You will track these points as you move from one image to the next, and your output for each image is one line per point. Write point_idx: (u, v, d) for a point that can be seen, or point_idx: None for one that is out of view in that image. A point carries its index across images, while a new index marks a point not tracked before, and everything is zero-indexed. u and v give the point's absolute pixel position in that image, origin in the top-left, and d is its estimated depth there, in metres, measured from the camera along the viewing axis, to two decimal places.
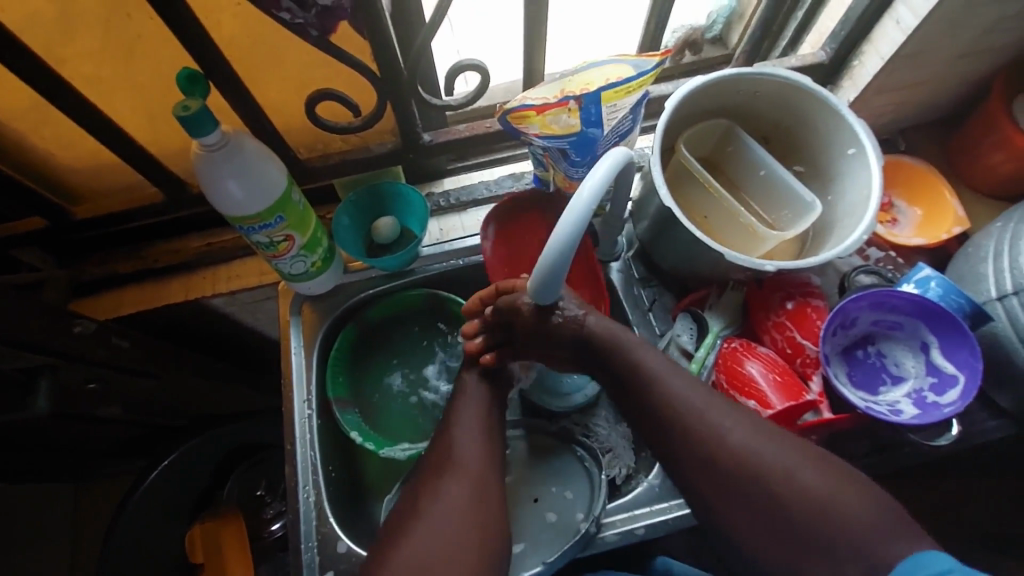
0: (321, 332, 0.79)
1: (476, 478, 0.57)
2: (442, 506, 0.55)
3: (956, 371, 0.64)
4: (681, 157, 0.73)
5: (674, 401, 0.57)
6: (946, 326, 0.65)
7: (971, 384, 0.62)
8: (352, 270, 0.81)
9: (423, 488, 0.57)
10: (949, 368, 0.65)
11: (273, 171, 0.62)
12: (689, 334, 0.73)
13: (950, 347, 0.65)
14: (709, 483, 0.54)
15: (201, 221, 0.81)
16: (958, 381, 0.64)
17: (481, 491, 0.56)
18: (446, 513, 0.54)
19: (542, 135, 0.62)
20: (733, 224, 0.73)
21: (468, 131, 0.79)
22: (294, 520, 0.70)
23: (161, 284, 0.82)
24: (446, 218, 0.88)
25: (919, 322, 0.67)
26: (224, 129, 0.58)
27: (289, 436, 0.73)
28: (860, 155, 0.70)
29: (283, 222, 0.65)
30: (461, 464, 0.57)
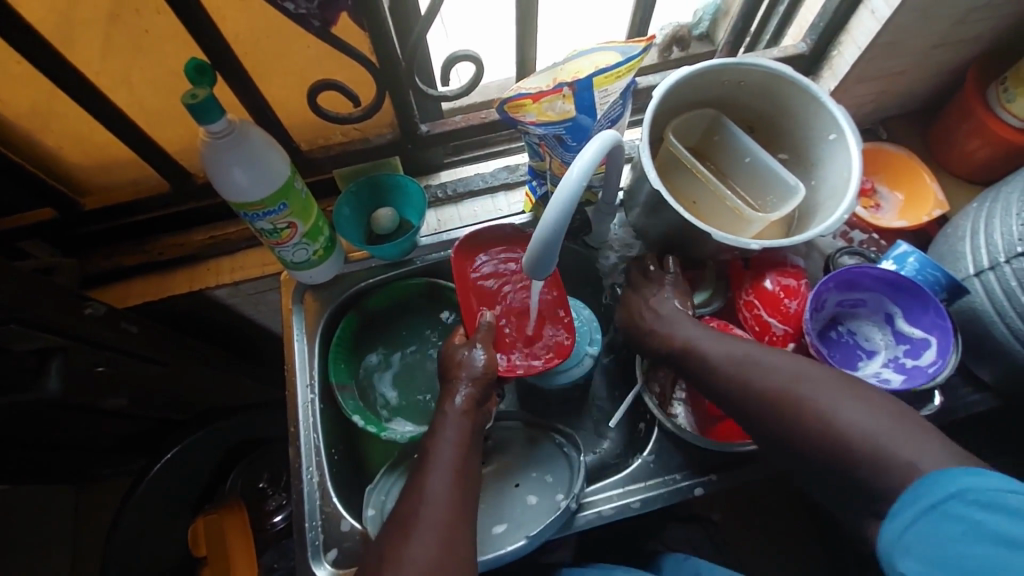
0: (323, 319, 0.81)
1: (453, 508, 0.56)
2: (423, 532, 0.54)
3: (926, 334, 0.67)
4: (669, 144, 0.76)
5: (743, 370, 0.62)
6: (908, 296, 0.67)
7: (944, 342, 0.65)
8: (352, 260, 0.84)
9: (396, 530, 0.55)
10: (918, 333, 0.67)
11: (277, 159, 0.64)
12: None
13: (914, 314, 0.67)
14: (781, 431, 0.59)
15: (206, 213, 0.83)
16: (930, 343, 0.66)
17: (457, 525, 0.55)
18: (424, 545, 0.53)
19: (539, 123, 0.65)
20: (720, 208, 0.75)
21: (464, 123, 0.81)
22: (298, 501, 0.71)
23: (170, 275, 0.84)
24: (443, 209, 0.90)
25: (881, 295, 0.69)
26: (230, 118, 0.60)
27: (292, 419, 0.75)
28: (841, 139, 0.73)
29: (286, 210, 0.67)
30: (437, 509, 0.55)
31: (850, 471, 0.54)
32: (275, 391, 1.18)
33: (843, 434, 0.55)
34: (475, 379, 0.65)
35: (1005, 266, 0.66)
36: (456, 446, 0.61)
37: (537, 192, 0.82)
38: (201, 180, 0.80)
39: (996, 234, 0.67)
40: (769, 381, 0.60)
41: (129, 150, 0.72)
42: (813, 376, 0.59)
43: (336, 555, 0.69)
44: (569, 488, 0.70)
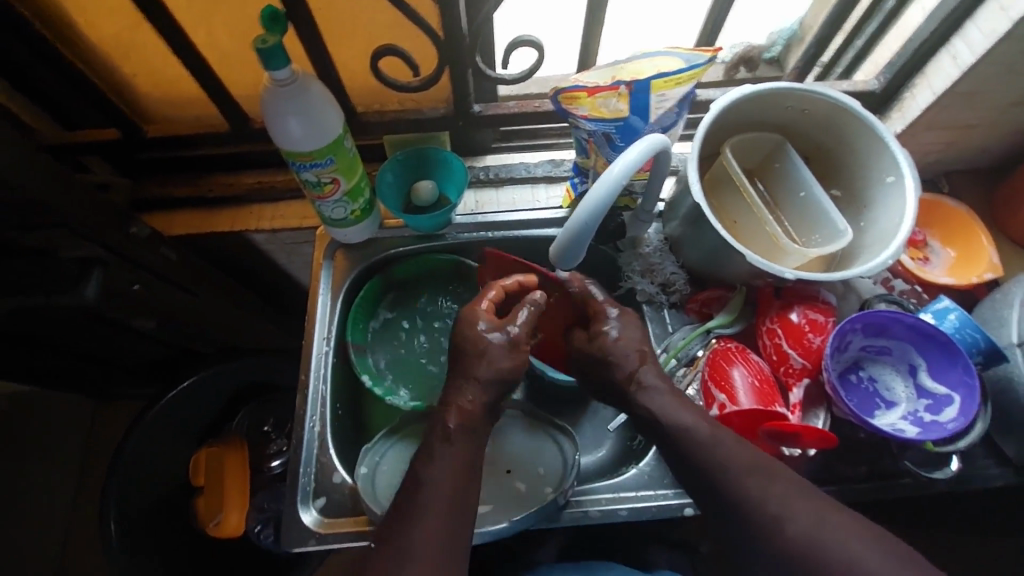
0: (350, 277, 0.84)
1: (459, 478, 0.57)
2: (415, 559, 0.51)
3: (950, 391, 0.63)
4: (723, 159, 0.75)
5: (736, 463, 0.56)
6: (937, 348, 0.64)
7: (968, 402, 0.61)
8: (388, 227, 0.86)
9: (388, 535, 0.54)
10: (941, 389, 0.64)
11: (332, 115, 0.67)
12: (682, 333, 0.77)
13: (938, 368, 0.64)
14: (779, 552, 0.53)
15: (258, 160, 0.87)
16: (953, 400, 0.62)
17: (458, 519, 0.55)
18: (433, 528, 0.53)
19: (590, 118, 0.64)
20: (759, 234, 0.74)
21: (517, 108, 0.82)
22: (296, 445, 0.72)
23: (215, 211, 0.88)
24: (483, 191, 0.92)
25: (908, 345, 0.66)
26: (295, 68, 0.62)
27: (305, 368, 0.77)
28: (898, 184, 0.71)
29: (332, 165, 0.70)
30: (438, 495, 0.55)
31: None
32: (291, 342, 1.22)
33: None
34: (474, 379, 0.62)
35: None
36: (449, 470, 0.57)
37: (578, 188, 0.83)
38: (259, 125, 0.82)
39: None
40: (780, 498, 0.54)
41: (199, 87, 0.75)
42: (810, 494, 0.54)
43: (323, 504, 0.70)
44: (559, 484, 0.70)
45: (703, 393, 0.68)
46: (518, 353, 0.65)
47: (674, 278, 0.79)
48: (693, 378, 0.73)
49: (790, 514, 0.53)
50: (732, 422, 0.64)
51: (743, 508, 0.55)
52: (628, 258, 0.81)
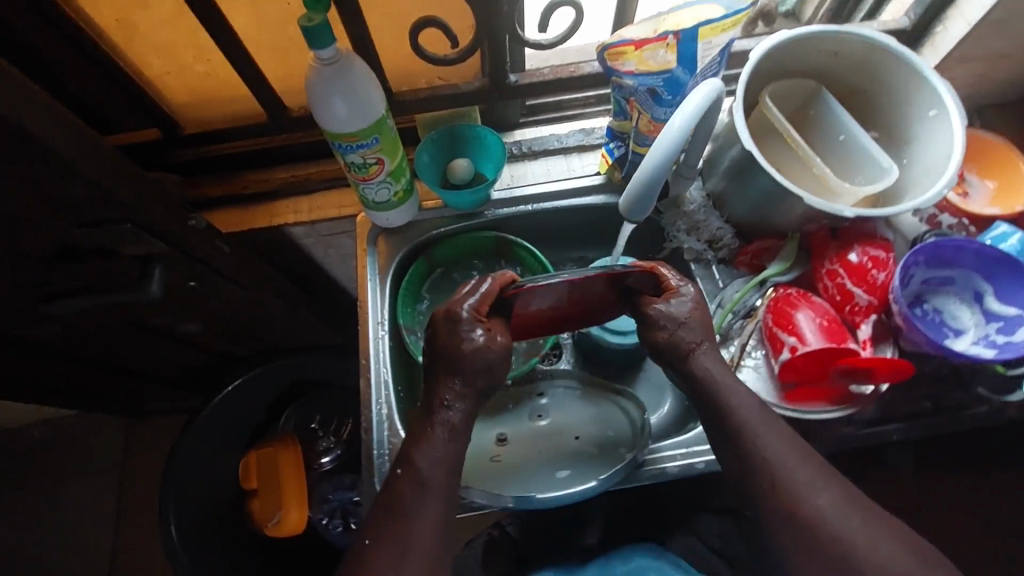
0: (395, 260, 0.84)
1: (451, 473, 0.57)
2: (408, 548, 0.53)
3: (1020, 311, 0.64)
4: (763, 107, 0.74)
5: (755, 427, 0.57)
6: (1003, 271, 0.65)
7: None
8: (427, 209, 0.87)
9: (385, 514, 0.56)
10: (1011, 311, 0.64)
11: (376, 93, 0.66)
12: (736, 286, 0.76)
13: (1005, 292, 0.65)
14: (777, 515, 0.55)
15: (292, 153, 0.86)
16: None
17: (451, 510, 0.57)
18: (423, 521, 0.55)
19: (637, 72, 0.65)
20: (805, 179, 0.74)
21: (551, 75, 0.81)
22: (366, 428, 0.72)
23: (252, 207, 0.87)
24: (517, 165, 0.91)
25: (972, 272, 0.66)
26: (338, 47, 0.62)
27: (365, 353, 0.77)
28: (942, 116, 0.71)
29: (377, 145, 0.69)
30: (435, 474, 0.56)
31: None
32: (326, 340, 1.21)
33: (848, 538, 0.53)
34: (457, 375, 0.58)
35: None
36: (440, 457, 0.57)
37: (614, 154, 0.83)
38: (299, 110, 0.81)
39: None
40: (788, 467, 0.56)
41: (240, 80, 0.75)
42: (817, 464, 0.57)
43: None
44: (635, 443, 0.70)
45: (770, 339, 0.68)
46: (494, 342, 0.60)
47: (720, 233, 0.79)
48: (752, 327, 0.73)
49: (818, 493, 0.55)
50: (800, 363, 0.65)
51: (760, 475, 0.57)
52: (671, 218, 0.82)
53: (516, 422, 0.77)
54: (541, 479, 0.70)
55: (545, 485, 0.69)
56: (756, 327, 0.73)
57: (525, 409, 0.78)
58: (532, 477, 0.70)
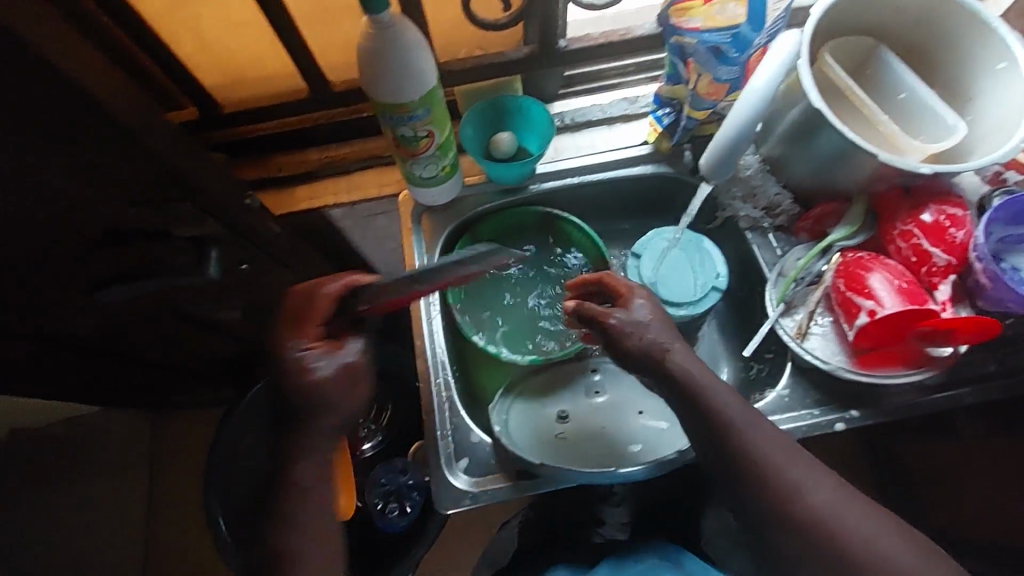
0: (443, 237, 0.82)
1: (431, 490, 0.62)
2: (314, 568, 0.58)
3: None
4: (822, 64, 0.72)
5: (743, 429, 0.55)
6: None
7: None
8: (469, 185, 0.84)
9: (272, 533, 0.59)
10: None
11: (429, 61, 0.64)
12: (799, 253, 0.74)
13: None
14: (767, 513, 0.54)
15: (330, 132, 0.84)
16: None
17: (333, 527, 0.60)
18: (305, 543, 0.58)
19: (704, 29, 0.62)
20: (868, 138, 0.71)
21: (603, 39, 0.80)
22: (427, 409, 0.71)
23: (289, 189, 0.85)
24: (560, 137, 0.88)
25: None
26: (394, 13, 0.59)
27: (419, 332, 0.75)
28: (1012, 68, 0.68)
29: (429, 116, 0.67)
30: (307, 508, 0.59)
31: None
32: None
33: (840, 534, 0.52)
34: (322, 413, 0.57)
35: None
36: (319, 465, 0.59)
37: (664, 122, 0.80)
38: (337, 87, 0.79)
39: None
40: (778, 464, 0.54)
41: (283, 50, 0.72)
42: (806, 460, 0.55)
43: (468, 464, 0.68)
44: None
45: (843, 305, 0.66)
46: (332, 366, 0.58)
47: (779, 199, 0.77)
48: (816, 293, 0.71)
49: (811, 489, 0.53)
50: (878, 327, 0.64)
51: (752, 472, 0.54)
52: (726, 186, 0.79)
53: (573, 400, 0.76)
54: (615, 453, 0.71)
55: (619, 461, 0.70)
56: (824, 293, 0.70)
57: (580, 387, 0.77)
58: (605, 452, 0.71)
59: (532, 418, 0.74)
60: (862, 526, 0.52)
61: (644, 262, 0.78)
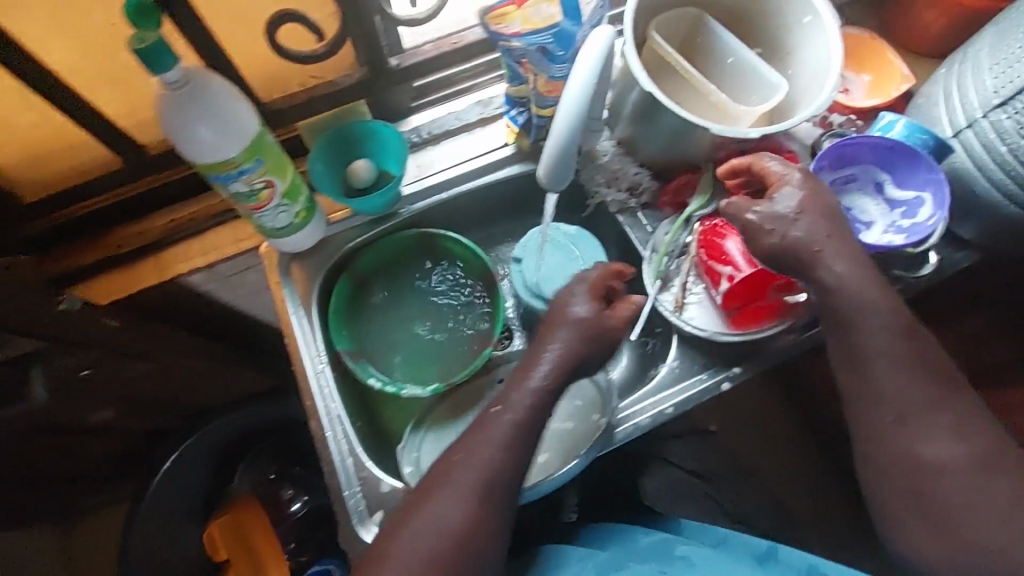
0: (316, 284, 0.78)
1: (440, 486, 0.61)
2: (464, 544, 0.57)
3: (918, 192, 0.69)
4: (652, 43, 0.74)
5: (876, 332, 0.61)
6: (900, 159, 0.69)
7: (939, 194, 0.67)
8: (334, 222, 0.80)
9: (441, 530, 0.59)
10: (911, 193, 0.69)
11: (244, 109, 0.59)
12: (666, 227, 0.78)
13: (904, 176, 0.69)
14: (888, 429, 0.60)
15: (163, 194, 0.76)
16: (924, 200, 0.68)
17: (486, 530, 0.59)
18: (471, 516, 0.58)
19: (523, 33, 0.61)
20: (704, 105, 0.74)
21: (435, 50, 0.80)
22: (329, 473, 0.68)
23: (134, 267, 0.76)
24: (421, 153, 0.85)
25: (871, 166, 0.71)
26: (186, 65, 0.54)
27: (306, 393, 0.72)
28: (816, 22, 0.72)
29: (262, 166, 0.62)
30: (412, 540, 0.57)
31: (918, 481, 0.59)
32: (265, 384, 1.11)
33: (903, 433, 0.60)
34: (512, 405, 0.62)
35: (1018, 102, 0.64)
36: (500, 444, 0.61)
37: (518, 121, 0.79)
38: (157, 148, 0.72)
39: (970, 92, 0.69)
40: (906, 369, 0.61)
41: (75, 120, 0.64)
42: (904, 367, 0.61)
43: (382, 518, 0.67)
44: (605, 407, 0.71)
45: (706, 273, 0.72)
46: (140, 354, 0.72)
47: (639, 178, 0.80)
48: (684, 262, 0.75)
49: (930, 405, 0.60)
50: (741, 288, 0.69)
51: (882, 405, 0.61)
52: (589, 173, 0.81)
53: (485, 417, 0.77)
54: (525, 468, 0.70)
55: (530, 476, 0.69)
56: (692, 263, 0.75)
57: (491, 401, 0.78)
58: None
59: (445, 445, 0.75)
60: (948, 418, 0.59)
61: (527, 263, 0.79)
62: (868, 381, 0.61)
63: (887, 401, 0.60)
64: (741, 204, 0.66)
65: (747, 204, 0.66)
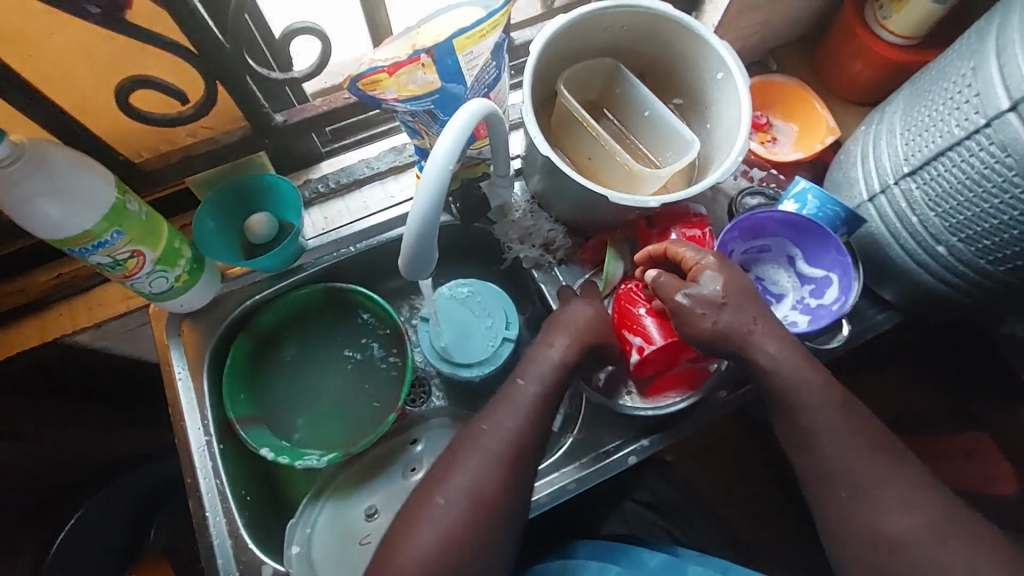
0: (207, 346, 0.73)
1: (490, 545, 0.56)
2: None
3: (828, 272, 0.68)
4: (560, 97, 0.71)
5: (796, 390, 0.59)
6: (811, 237, 0.68)
7: (845, 279, 0.66)
8: (231, 278, 0.75)
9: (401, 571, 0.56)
10: (820, 272, 0.68)
11: (94, 180, 0.54)
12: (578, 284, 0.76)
13: (814, 255, 0.68)
14: (823, 488, 0.58)
15: (42, 252, 0.71)
16: (832, 280, 0.67)
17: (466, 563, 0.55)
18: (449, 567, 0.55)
19: (402, 99, 0.57)
20: (612, 165, 0.71)
21: (326, 106, 0.70)
22: (208, 556, 0.65)
23: (13, 328, 0.72)
24: (329, 204, 0.81)
25: (785, 240, 0.70)
26: (14, 138, 0.50)
27: (189, 468, 0.68)
28: (728, 78, 0.69)
29: (123, 237, 0.57)
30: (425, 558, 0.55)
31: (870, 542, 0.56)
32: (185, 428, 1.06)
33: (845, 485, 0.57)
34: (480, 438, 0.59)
35: (926, 171, 0.62)
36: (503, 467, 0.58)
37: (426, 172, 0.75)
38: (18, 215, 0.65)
39: (882, 156, 0.67)
40: (830, 430, 0.58)
41: None
42: (841, 427, 0.58)
43: None
44: None
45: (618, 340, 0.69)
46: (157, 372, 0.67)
47: (552, 235, 0.76)
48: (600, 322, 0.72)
49: (858, 464, 0.57)
50: (653, 359, 0.67)
51: (819, 461, 0.58)
52: (502, 229, 0.77)
53: (389, 486, 0.73)
54: None
55: None
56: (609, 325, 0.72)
57: (397, 468, 0.73)
58: None
59: (342, 520, 0.71)
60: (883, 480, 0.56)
61: (432, 326, 0.75)
62: (809, 432, 0.59)
63: (818, 459, 0.58)
64: (671, 285, 0.60)
65: (677, 285, 0.61)
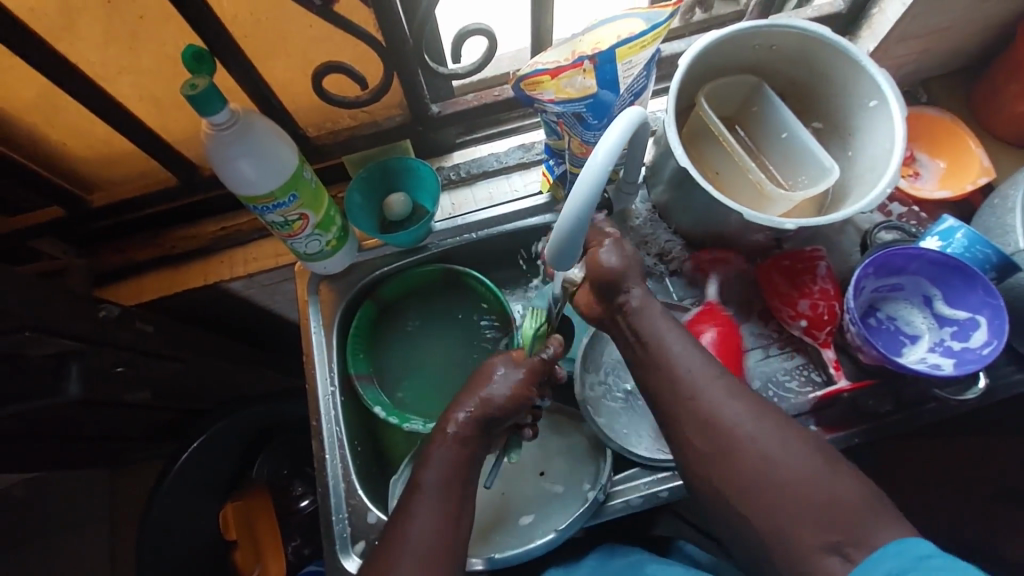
0: (340, 308, 0.80)
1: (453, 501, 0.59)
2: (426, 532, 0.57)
3: (972, 314, 0.65)
4: (699, 109, 0.72)
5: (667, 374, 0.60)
6: (954, 279, 0.66)
7: (995, 321, 0.63)
8: (366, 249, 0.82)
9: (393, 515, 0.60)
10: (962, 314, 0.66)
11: (283, 148, 0.62)
12: (689, 296, 0.77)
13: (955, 297, 0.66)
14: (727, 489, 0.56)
15: (216, 205, 0.82)
16: (978, 323, 0.64)
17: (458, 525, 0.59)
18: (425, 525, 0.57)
19: (557, 101, 0.60)
20: (741, 182, 0.71)
21: (476, 101, 0.77)
22: (324, 493, 0.72)
23: (183, 268, 0.83)
24: (457, 192, 0.87)
25: (922, 279, 0.68)
26: (233, 108, 0.58)
27: (315, 413, 0.75)
28: (882, 107, 0.67)
29: (296, 201, 0.65)
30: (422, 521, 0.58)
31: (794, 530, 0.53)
32: (291, 379, 1.17)
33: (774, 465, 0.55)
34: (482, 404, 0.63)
35: None
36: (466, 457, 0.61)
37: (555, 171, 0.78)
38: (207, 171, 0.77)
39: None
40: (708, 412, 0.58)
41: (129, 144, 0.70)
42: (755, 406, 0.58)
43: (363, 547, 0.70)
44: (597, 477, 0.70)
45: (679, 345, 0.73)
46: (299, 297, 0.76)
47: (669, 245, 0.78)
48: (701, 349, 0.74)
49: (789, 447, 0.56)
50: None
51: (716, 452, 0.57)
52: (620, 234, 0.79)
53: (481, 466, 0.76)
54: (506, 527, 0.70)
55: (510, 541, 0.69)
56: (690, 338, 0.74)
57: None
58: (499, 521, 0.71)
59: None
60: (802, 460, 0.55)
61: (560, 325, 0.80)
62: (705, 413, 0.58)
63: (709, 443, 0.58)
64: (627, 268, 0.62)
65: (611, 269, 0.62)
